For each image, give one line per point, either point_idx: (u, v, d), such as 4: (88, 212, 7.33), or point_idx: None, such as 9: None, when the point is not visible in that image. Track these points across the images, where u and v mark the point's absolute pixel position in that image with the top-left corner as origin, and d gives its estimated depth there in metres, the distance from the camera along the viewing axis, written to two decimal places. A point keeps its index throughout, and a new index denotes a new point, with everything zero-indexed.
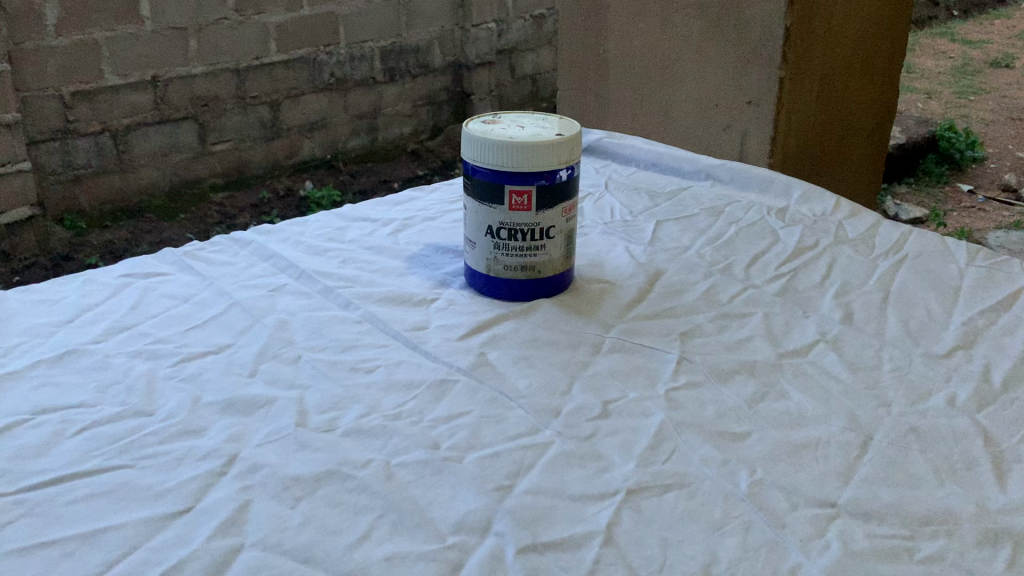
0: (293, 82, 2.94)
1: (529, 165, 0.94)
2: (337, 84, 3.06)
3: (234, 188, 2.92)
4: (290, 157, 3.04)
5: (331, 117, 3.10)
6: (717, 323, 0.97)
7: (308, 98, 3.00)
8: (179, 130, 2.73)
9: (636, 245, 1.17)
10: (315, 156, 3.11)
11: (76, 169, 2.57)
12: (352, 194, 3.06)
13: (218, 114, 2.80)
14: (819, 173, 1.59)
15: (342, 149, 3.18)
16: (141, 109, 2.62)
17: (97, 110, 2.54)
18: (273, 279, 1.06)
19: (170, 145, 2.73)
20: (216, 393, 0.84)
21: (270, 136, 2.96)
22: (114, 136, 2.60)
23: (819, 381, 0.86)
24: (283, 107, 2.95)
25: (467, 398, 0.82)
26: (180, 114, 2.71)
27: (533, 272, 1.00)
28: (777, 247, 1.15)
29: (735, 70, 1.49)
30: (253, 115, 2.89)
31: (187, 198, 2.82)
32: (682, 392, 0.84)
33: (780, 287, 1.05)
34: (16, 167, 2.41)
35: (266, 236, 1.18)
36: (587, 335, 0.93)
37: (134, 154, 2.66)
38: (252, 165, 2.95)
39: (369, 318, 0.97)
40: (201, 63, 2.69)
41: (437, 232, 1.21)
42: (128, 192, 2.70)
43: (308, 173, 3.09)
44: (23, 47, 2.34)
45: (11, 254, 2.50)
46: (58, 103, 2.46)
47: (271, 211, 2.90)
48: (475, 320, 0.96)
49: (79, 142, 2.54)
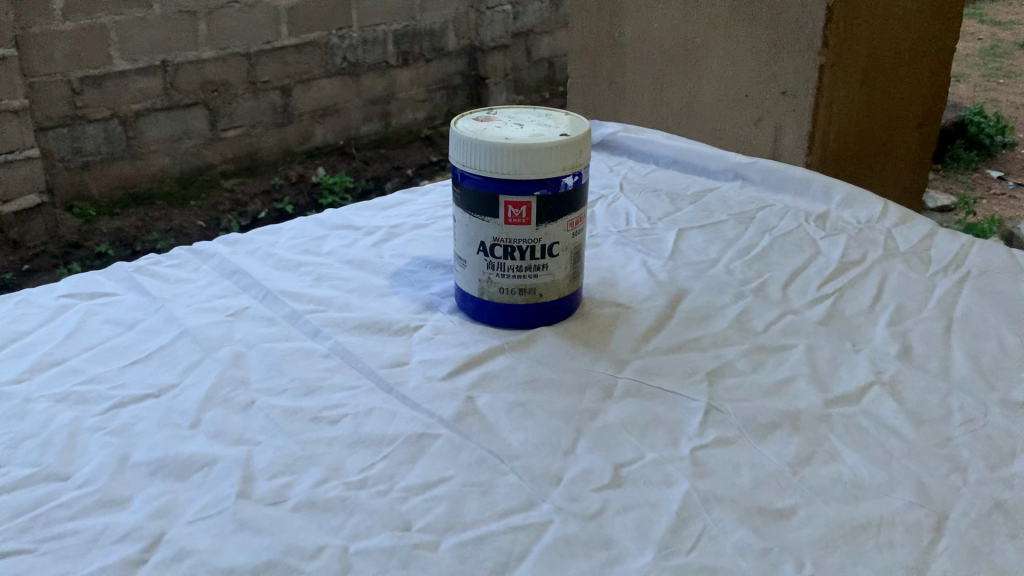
0: (305, 67, 2.78)
1: (527, 171, 0.80)
2: (349, 68, 2.90)
3: (245, 175, 2.78)
4: (301, 144, 2.89)
5: (344, 103, 2.94)
6: (750, 358, 0.82)
7: (320, 83, 2.85)
8: (189, 116, 2.59)
9: (654, 258, 1.01)
10: (328, 142, 2.95)
11: (85, 156, 2.43)
12: (366, 184, 2.97)
13: (228, 99, 2.65)
14: (862, 171, 1.42)
15: (355, 135, 3.02)
16: (151, 95, 2.48)
17: (106, 95, 2.40)
18: (233, 301, 0.92)
19: (181, 131, 2.59)
20: (147, 451, 0.70)
21: (282, 122, 2.81)
22: (124, 123, 2.46)
23: (876, 437, 0.71)
24: (294, 93, 2.80)
25: (447, 459, 0.68)
26: (190, 100, 2.56)
27: (533, 295, 0.86)
28: (818, 262, 1.00)
29: (769, 58, 1.33)
30: (264, 101, 2.74)
31: (198, 184, 2.68)
32: (709, 452, 0.69)
33: (824, 312, 0.89)
34: (25, 154, 2.26)
35: (232, 247, 1.04)
36: (595, 374, 0.78)
37: (144, 140, 2.52)
38: (263, 152, 2.80)
39: (340, 351, 0.82)
40: (212, 48, 2.54)
41: (428, 243, 1.06)
42: (138, 179, 2.56)
43: (319, 160, 2.94)
44: (30, 32, 2.21)
45: (20, 243, 2.35)
46: (66, 88, 2.32)
47: (284, 199, 2.80)
48: (463, 355, 0.82)
49: (89, 128, 2.41)
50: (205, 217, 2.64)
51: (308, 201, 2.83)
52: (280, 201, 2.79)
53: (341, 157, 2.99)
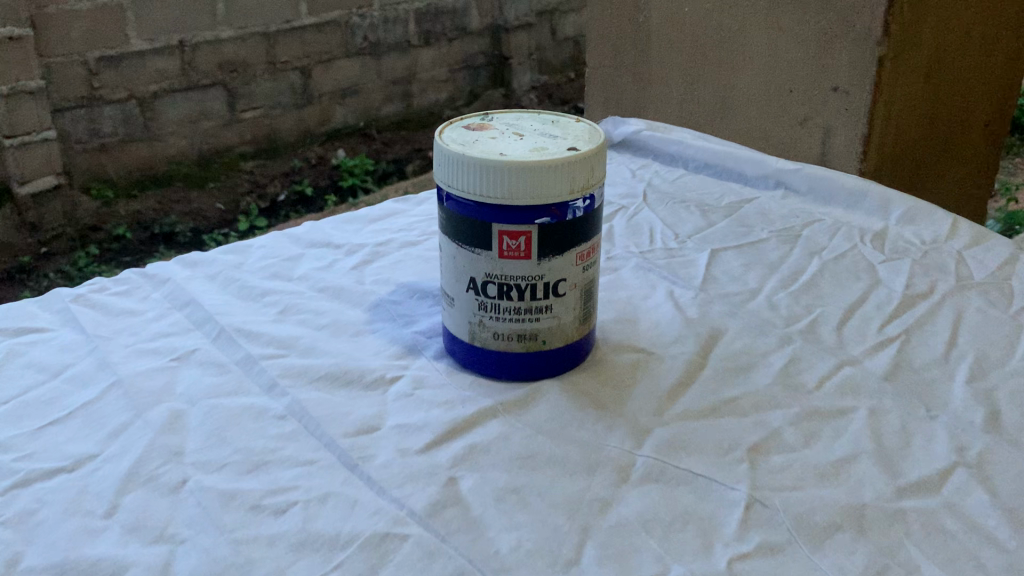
0: (325, 46, 2.58)
1: (526, 196, 0.64)
2: (371, 48, 2.70)
3: (265, 157, 2.60)
4: (321, 125, 2.70)
5: (364, 84, 2.74)
6: (799, 428, 0.66)
7: (340, 63, 2.65)
8: (207, 97, 2.39)
9: (682, 287, 0.86)
10: (349, 124, 2.77)
11: (102, 138, 2.24)
12: (387, 167, 2.83)
13: (247, 80, 2.46)
14: (923, 178, 1.26)
15: (376, 116, 2.83)
16: (168, 75, 2.29)
17: (123, 76, 2.21)
18: (181, 341, 0.78)
19: (199, 113, 2.39)
20: (44, 551, 0.56)
21: (302, 103, 2.62)
22: (141, 104, 2.27)
23: (966, 546, 0.55)
24: (314, 74, 2.60)
25: (416, 573, 0.53)
26: (208, 80, 2.37)
27: (535, 342, 0.70)
28: (877, 294, 0.84)
29: (818, 50, 1.16)
30: (283, 82, 2.54)
31: (216, 167, 2.49)
32: (752, 565, 0.54)
33: (886, 363, 0.74)
34: (41, 136, 2.10)
35: (190, 270, 0.90)
36: (607, 448, 0.63)
37: (161, 121, 2.33)
38: (284, 133, 2.62)
39: (298, 412, 0.68)
40: (230, 27, 2.35)
41: (417, 265, 0.91)
42: (155, 161, 2.36)
43: (339, 141, 2.77)
44: (46, 11, 2.02)
45: (38, 226, 2.20)
46: (83, 70, 2.13)
47: (303, 180, 2.67)
48: (446, 418, 0.67)
49: (106, 109, 2.22)
50: (224, 200, 2.51)
51: (327, 184, 2.71)
52: (300, 183, 2.67)
53: (362, 139, 2.81)
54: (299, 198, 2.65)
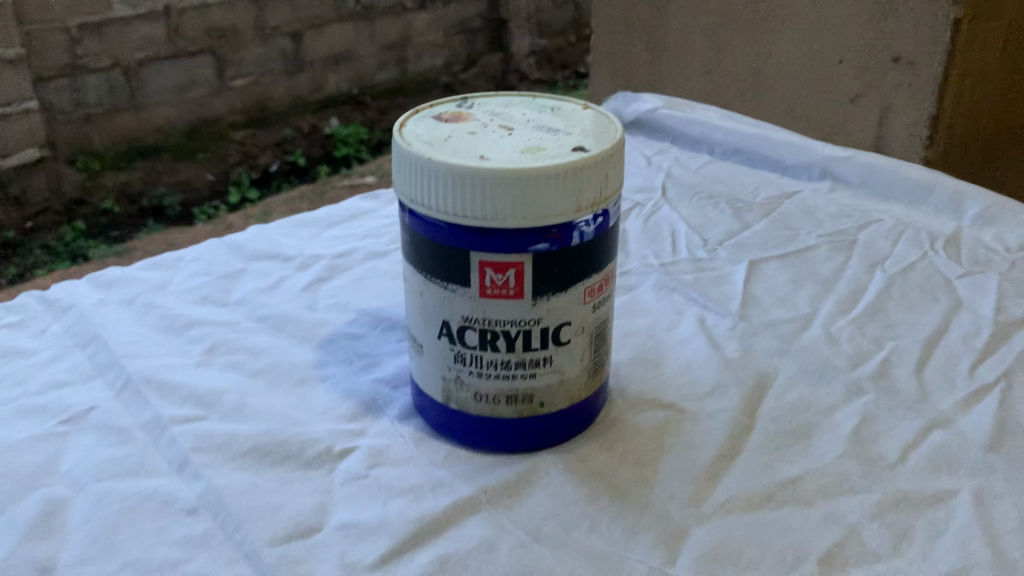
0: (316, 10, 2.21)
1: (517, 216, 0.47)
2: (364, 12, 2.31)
3: (255, 127, 2.20)
4: (313, 94, 2.30)
5: (358, 50, 2.35)
6: (884, 525, 0.49)
7: (332, 28, 2.27)
8: (195, 66, 2.03)
9: (715, 313, 0.69)
10: (341, 93, 2.37)
11: (87, 108, 1.89)
12: (382, 136, 2.43)
13: (235, 47, 2.09)
14: (996, 166, 1.07)
15: (369, 84, 2.42)
16: (155, 43, 1.94)
17: (107, 43, 1.86)
18: (77, 393, 0.61)
19: (188, 82, 2.03)
20: None
21: (292, 71, 2.23)
22: (127, 73, 1.92)
23: None
24: (305, 40, 2.22)
25: None
26: (196, 48, 2.01)
27: (531, 407, 0.53)
28: (962, 323, 0.67)
29: (876, 12, 0.99)
30: (273, 49, 2.17)
31: (206, 138, 2.11)
32: None
33: (987, 424, 0.56)
34: (21, 107, 1.78)
35: (103, 294, 0.72)
36: (629, 564, 0.46)
37: (149, 91, 1.97)
38: (273, 103, 2.23)
39: (213, 504, 0.51)
40: None
41: (384, 284, 0.74)
42: (142, 133, 1.99)
43: (333, 109, 2.36)
44: None
45: (22, 200, 1.86)
46: (64, 37, 1.80)
47: (297, 150, 2.28)
48: (412, 514, 0.50)
49: (90, 78, 1.87)
50: (214, 171, 2.13)
51: (320, 155, 2.33)
52: (293, 153, 2.27)
53: (356, 108, 2.41)
54: (292, 167, 2.27)
